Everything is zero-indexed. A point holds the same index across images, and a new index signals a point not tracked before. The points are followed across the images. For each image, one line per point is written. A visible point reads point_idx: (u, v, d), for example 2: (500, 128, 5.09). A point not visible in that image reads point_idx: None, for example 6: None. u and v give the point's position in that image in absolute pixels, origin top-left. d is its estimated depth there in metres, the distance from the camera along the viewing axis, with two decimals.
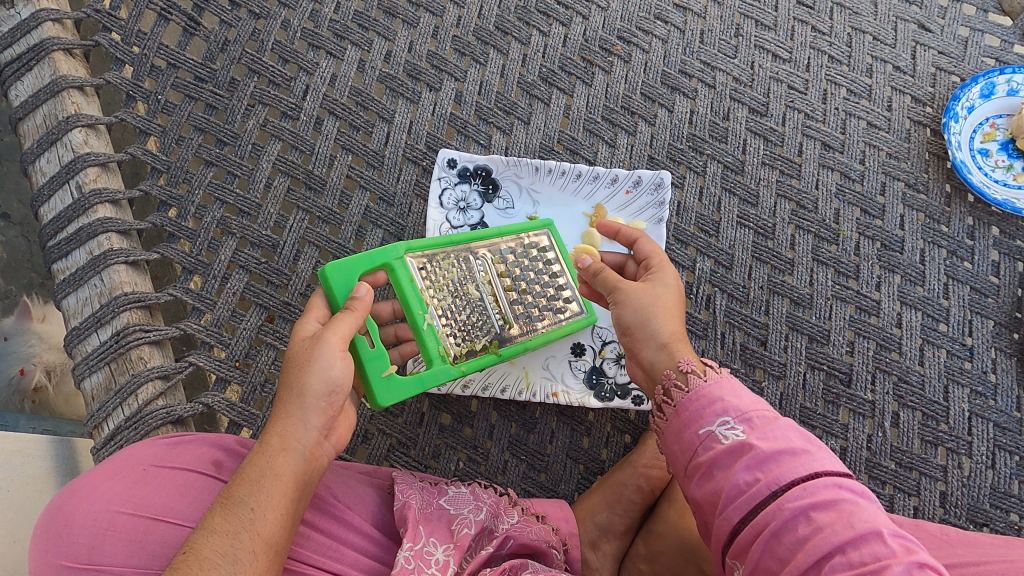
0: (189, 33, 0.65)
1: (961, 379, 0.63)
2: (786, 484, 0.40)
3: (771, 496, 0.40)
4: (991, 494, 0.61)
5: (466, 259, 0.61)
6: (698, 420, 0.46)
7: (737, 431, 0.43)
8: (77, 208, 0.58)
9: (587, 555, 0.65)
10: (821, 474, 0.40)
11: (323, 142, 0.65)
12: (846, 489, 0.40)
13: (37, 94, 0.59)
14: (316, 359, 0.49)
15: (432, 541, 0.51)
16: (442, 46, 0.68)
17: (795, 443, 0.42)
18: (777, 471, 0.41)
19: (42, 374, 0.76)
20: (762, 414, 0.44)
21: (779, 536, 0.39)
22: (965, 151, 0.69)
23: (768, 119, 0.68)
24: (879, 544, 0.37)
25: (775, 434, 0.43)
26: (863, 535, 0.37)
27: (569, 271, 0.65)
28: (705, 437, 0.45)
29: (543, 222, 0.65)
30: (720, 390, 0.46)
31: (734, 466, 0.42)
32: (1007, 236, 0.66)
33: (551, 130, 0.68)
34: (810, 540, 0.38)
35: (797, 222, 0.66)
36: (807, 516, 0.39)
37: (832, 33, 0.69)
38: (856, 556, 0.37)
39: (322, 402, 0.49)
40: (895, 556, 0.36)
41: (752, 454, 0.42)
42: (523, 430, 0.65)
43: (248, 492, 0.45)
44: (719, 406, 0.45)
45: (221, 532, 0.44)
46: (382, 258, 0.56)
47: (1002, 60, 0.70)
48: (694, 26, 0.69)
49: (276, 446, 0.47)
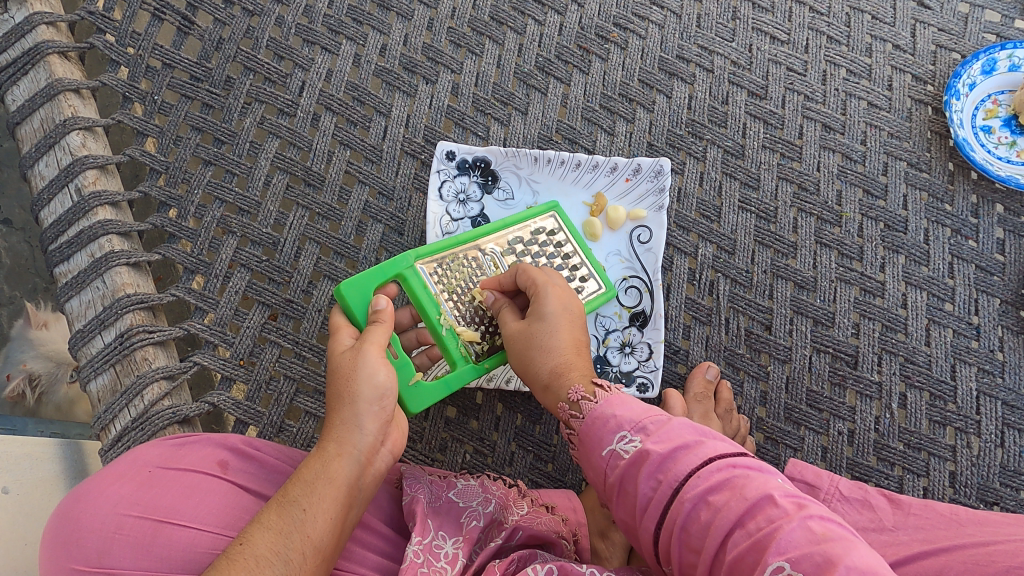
0: (183, 32, 0.64)
1: (968, 358, 0.62)
2: (683, 477, 0.41)
3: (672, 495, 0.41)
4: (1000, 473, 0.61)
5: (475, 256, 0.61)
6: (598, 443, 0.46)
7: (635, 443, 0.44)
8: (77, 211, 0.58)
9: (597, 545, 0.63)
10: (715, 459, 0.41)
11: (320, 138, 0.65)
12: (738, 467, 0.41)
13: (33, 98, 0.59)
14: (364, 367, 0.50)
15: (440, 534, 0.52)
16: (438, 38, 0.67)
17: (689, 437, 0.43)
18: (675, 467, 0.42)
19: (24, 383, 0.75)
20: (655, 419, 0.45)
21: (687, 528, 0.40)
22: (967, 129, 0.68)
23: (767, 102, 0.68)
24: (772, 508, 0.38)
25: (668, 435, 0.43)
26: (756, 503, 0.38)
27: (582, 251, 0.64)
28: (608, 457, 0.45)
29: (548, 206, 0.64)
30: (612, 408, 0.47)
31: (638, 476, 0.43)
32: (1011, 214, 0.65)
33: (550, 119, 0.68)
34: (712, 522, 0.39)
35: (799, 205, 0.66)
36: (705, 500, 0.40)
37: (830, 13, 0.69)
38: (753, 525, 0.37)
39: (373, 407, 0.50)
40: (787, 514, 0.37)
41: (651, 459, 0.43)
42: (529, 421, 0.65)
43: (303, 493, 0.46)
44: (613, 424, 0.46)
45: (275, 529, 0.45)
46: (394, 270, 0.57)
47: (1003, 35, 0.69)
48: (691, 10, 0.69)
49: (333, 450, 0.48)
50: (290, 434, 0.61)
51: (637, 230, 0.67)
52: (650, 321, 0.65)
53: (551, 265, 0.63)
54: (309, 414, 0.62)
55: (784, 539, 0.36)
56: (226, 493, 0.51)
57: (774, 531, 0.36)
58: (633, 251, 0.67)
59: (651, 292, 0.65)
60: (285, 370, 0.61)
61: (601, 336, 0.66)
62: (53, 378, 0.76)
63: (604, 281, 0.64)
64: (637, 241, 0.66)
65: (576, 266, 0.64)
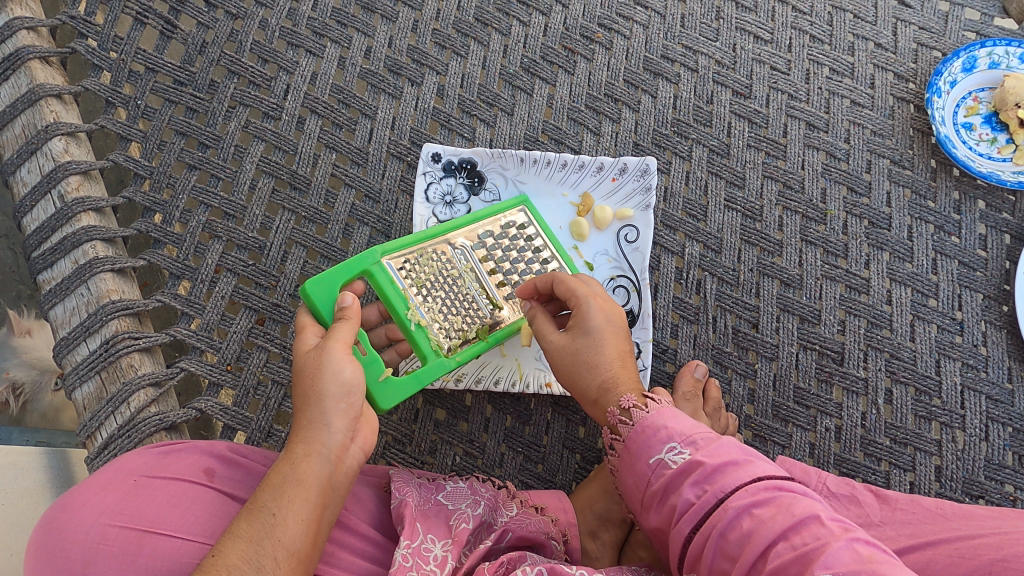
0: (166, 36, 0.64)
1: (952, 353, 0.63)
2: (730, 490, 0.41)
3: (716, 504, 0.41)
4: (986, 466, 0.61)
5: (444, 250, 0.61)
6: (645, 450, 0.46)
7: (684, 453, 0.44)
8: (59, 217, 0.57)
9: (586, 545, 0.63)
10: (763, 478, 0.42)
11: (306, 141, 0.65)
12: (787, 488, 0.41)
13: (14, 104, 0.58)
14: (329, 365, 0.50)
15: (430, 537, 0.51)
16: (422, 40, 0.67)
17: (738, 454, 0.43)
18: (724, 479, 0.42)
19: (8, 393, 0.73)
20: (704, 433, 0.45)
21: (727, 535, 0.40)
22: (949, 126, 0.69)
23: (751, 101, 0.68)
24: (819, 527, 0.38)
25: (719, 448, 0.43)
26: (803, 520, 0.38)
27: (553, 244, 0.64)
28: (654, 465, 0.45)
29: (517, 199, 0.64)
30: (663, 419, 0.47)
31: (683, 485, 0.43)
32: (993, 210, 0.66)
33: (536, 120, 0.68)
34: (755, 533, 0.39)
35: (784, 203, 0.66)
36: (749, 512, 0.40)
37: (813, 12, 0.69)
38: (798, 540, 0.38)
39: (341, 405, 0.50)
40: (833, 534, 0.38)
41: (699, 469, 0.43)
42: (518, 422, 0.65)
43: (271, 497, 0.46)
44: (663, 433, 0.46)
45: (245, 537, 0.45)
46: (360, 266, 0.58)
47: (984, 33, 0.69)
48: (674, 10, 0.69)
49: (301, 451, 0.48)
50: (278, 439, 0.61)
51: (624, 229, 0.67)
52: (639, 320, 0.65)
53: (523, 259, 0.62)
54: None
55: (831, 556, 0.36)
56: (212, 501, 0.51)
57: (821, 548, 0.37)
58: (620, 250, 0.67)
59: (638, 292, 0.65)
60: (273, 375, 0.61)
61: None
62: (37, 386, 0.74)
63: (576, 274, 0.64)
64: (624, 241, 0.66)
65: (546, 260, 0.63)
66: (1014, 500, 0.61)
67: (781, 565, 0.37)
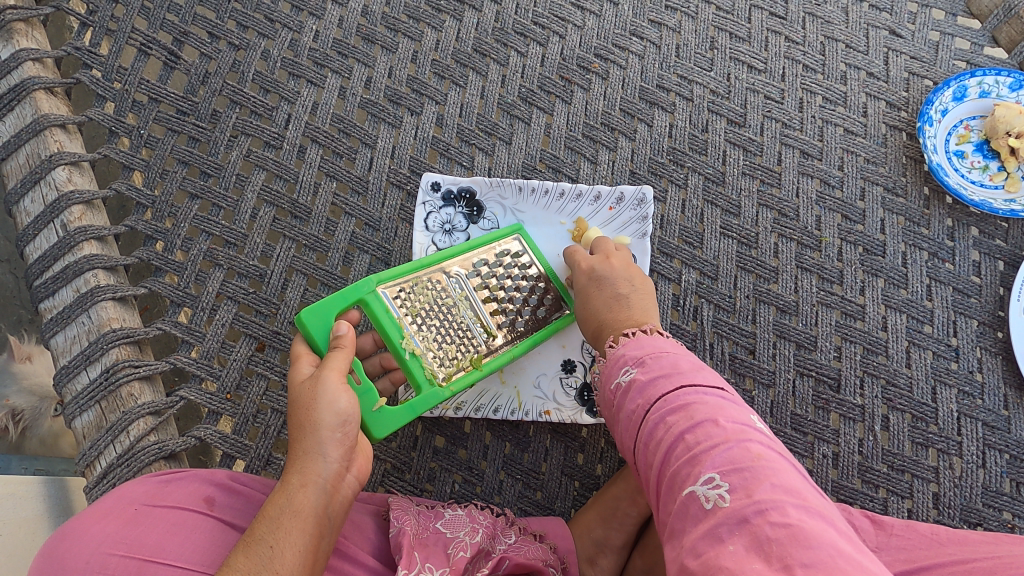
0: (170, 66, 0.65)
1: (948, 380, 0.63)
2: (655, 401, 0.44)
3: (643, 414, 0.44)
4: (983, 494, 0.61)
5: (439, 279, 0.62)
6: (605, 371, 0.50)
7: (630, 371, 0.48)
8: (62, 246, 0.58)
9: (585, 572, 0.62)
10: (686, 387, 0.44)
11: (306, 170, 0.65)
12: (707, 397, 0.43)
13: (18, 134, 0.59)
14: (324, 395, 0.50)
15: (427, 566, 0.51)
16: (422, 70, 0.69)
17: (675, 368, 0.46)
18: (652, 391, 0.45)
19: (7, 419, 0.72)
20: (652, 352, 0.48)
21: (647, 443, 0.43)
22: (941, 153, 0.70)
23: (746, 130, 0.69)
24: (713, 428, 0.40)
25: (658, 365, 0.46)
26: (704, 425, 0.41)
27: (547, 272, 0.65)
28: (608, 383, 0.49)
29: (512, 228, 0.65)
30: (624, 345, 0.51)
31: (623, 398, 0.47)
32: (986, 237, 0.67)
33: (533, 149, 0.69)
34: (664, 439, 0.41)
35: (779, 230, 0.67)
36: (664, 421, 0.42)
37: (805, 42, 0.70)
38: (693, 441, 0.40)
39: (336, 434, 0.50)
40: (726, 435, 0.39)
41: (636, 384, 0.46)
42: (517, 449, 0.65)
43: (268, 530, 0.46)
44: (619, 357, 0.50)
45: (243, 570, 0.44)
46: (355, 295, 0.58)
47: (974, 62, 0.71)
48: (670, 40, 0.70)
49: (296, 482, 0.48)
50: (277, 467, 0.61)
51: None
52: None
53: (517, 288, 0.63)
54: None
55: (716, 456, 0.38)
56: (211, 530, 0.51)
57: (710, 449, 0.39)
58: None
59: None
60: (272, 403, 0.61)
61: (588, 363, 0.67)
62: (36, 413, 0.74)
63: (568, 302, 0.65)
64: None
65: (540, 288, 0.64)
66: (1012, 527, 0.61)
67: (677, 465, 0.40)
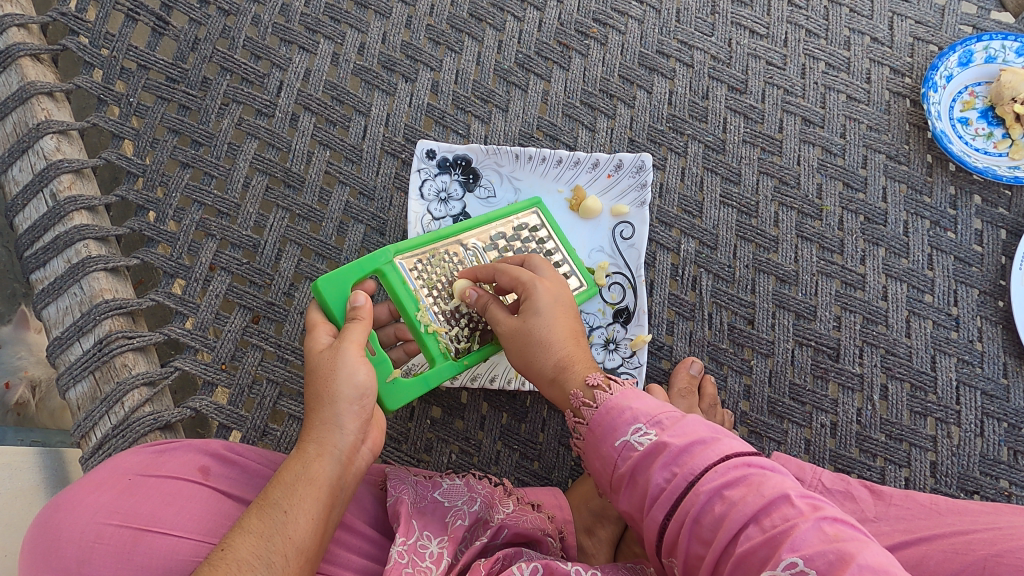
0: (158, 32, 0.63)
1: (947, 349, 0.63)
2: (699, 471, 0.42)
3: (688, 487, 0.42)
4: (981, 462, 0.61)
5: (456, 251, 0.61)
6: (611, 433, 0.46)
7: (649, 435, 0.45)
8: (52, 216, 0.57)
9: (583, 542, 0.63)
10: (731, 457, 0.42)
11: (299, 138, 0.64)
12: (754, 466, 0.42)
13: (5, 102, 0.58)
14: (344, 367, 0.50)
15: (425, 535, 0.51)
16: (417, 36, 0.67)
17: (704, 433, 0.44)
18: (692, 460, 0.42)
19: (25, 389, 0.75)
20: (670, 415, 0.46)
21: (700, 520, 0.41)
22: (945, 120, 0.68)
23: (747, 96, 0.68)
24: (787, 507, 0.38)
25: (685, 429, 0.44)
26: (772, 501, 0.39)
27: (564, 246, 0.63)
28: (620, 449, 0.45)
29: (531, 201, 0.64)
30: (627, 400, 0.47)
31: (652, 467, 0.43)
32: (989, 205, 0.66)
33: (530, 116, 0.68)
34: (726, 516, 0.39)
35: (779, 199, 0.66)
36: (720, 495, 0.40)
37: (808, 6, 0.69)
38: (767, 522, 0.38)
39: (354, 406, 0.50)
40: (801, 514, 0.38)
41: (667, 451, 0.43)
42: (514, 419, 0.65)
43: (283, 495, 0.46)
44: (628, 415, 0.46)
45: (256, 532, 0.44)
46: (372, 265, 0.57)
47: (980, 26, 0.69)
48: (669, 5, 0.69)
49: (313, 451, 0.48)
50: (273, 438, 0.61)
51: (619, 226, 0.67)
52: (633, 317, 0.65)
53: None
54: (293, 417, 0.62)
55: (798, 537, 0.36)
56: (207, 499, 0.50)
57: (788, 528, 0.37)
58: (615, 247, 0.67)
59: (634, 288, 0.65)
60: (268, 373, 0.61)
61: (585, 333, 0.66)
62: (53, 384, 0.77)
63: (586, 279, 0.64)
64: (619, 237, 0.66)
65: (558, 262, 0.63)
66: (1009, 495, 0.60)
67: (750, 547, 0.38)
